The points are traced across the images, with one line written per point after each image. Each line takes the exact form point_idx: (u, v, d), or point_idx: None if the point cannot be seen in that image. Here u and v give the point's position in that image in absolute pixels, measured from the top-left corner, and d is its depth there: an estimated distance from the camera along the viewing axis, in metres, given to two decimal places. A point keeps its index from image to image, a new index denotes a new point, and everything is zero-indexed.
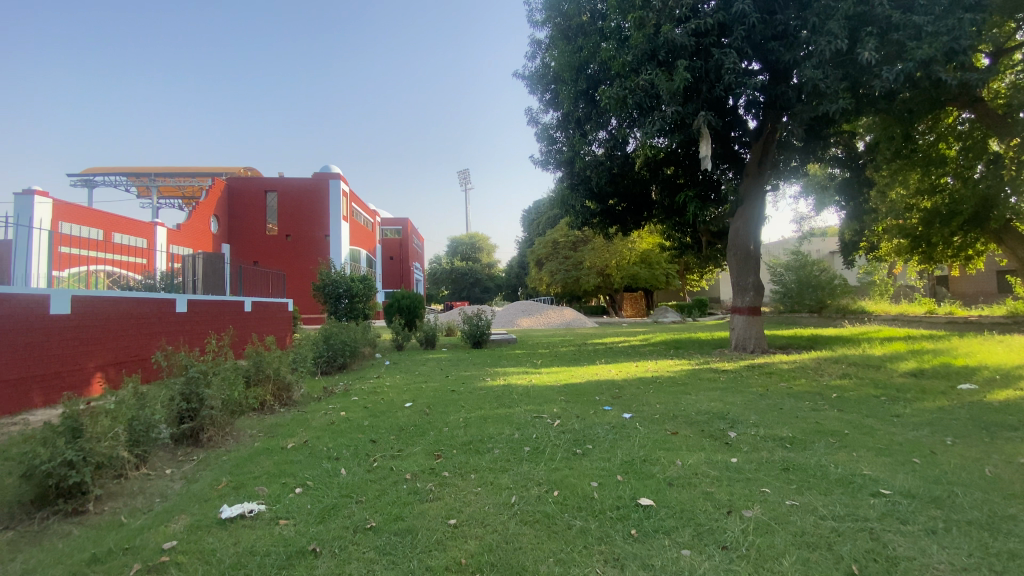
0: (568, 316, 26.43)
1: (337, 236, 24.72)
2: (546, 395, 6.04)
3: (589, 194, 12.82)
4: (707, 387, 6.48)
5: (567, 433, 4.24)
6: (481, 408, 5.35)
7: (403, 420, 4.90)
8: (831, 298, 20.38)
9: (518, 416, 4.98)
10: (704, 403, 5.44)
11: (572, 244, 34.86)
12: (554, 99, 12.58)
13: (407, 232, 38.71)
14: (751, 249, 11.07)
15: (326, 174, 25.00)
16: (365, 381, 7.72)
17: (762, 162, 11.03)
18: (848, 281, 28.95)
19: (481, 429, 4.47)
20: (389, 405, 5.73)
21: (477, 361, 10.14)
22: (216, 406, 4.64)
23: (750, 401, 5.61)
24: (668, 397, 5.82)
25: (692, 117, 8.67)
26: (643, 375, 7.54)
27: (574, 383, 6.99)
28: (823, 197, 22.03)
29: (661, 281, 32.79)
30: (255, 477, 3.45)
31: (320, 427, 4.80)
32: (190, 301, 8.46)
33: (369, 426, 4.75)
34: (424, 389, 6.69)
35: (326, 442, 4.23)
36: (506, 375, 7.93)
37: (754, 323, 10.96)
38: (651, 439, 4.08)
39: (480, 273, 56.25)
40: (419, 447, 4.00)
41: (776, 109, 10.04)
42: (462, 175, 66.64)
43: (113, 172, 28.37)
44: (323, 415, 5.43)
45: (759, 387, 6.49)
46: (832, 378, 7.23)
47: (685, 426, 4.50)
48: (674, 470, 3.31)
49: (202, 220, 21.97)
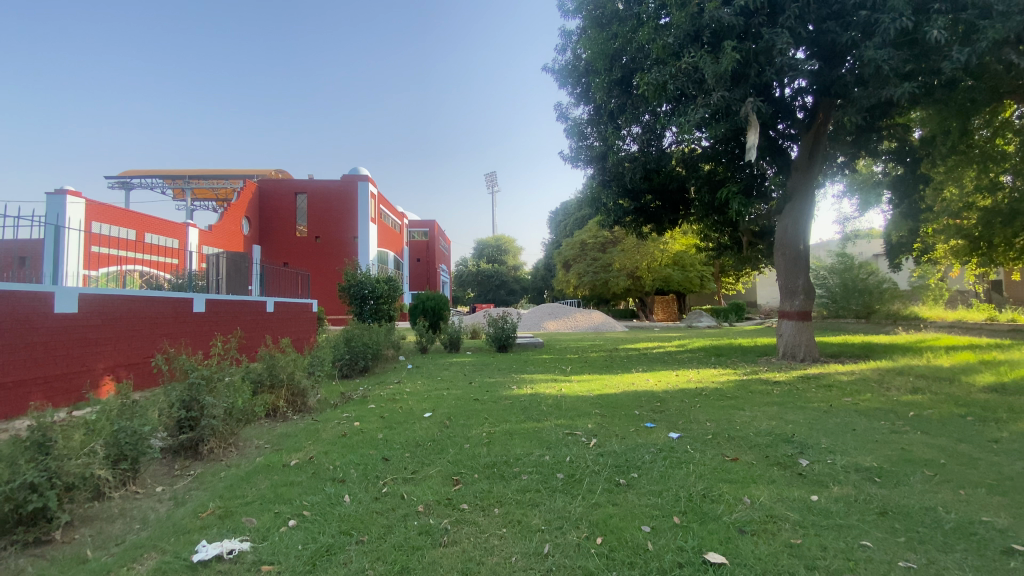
0: (597, 320, 25.66)
1: (365, 237, 24.63)
2: (578, 408, 5.45)
3: (623, 192, 12.19)
4: (761, 402, 5.76)
5: (607, 456, 3.65)
6: (506, 422, 4.81)
7: (420, 434, 4.39)
8: (880, 303, 19.11)
9: (548, 432, 4.42)
10: (762, 422, 4.77)
11: (601, 245, 34.00)
12: (585, 93, 12.01)
13: (434, 234, 38.55)
14: (801, 250, 10.23)
15: (355, 176, 24.97)
16: (385, 386, 7.29)
17: (811, 156, 10.19)
18: (899, 283, 27.02)
19: (507, 448, 3.94)
20: (407, 415, 5.24)
21: (503, 366, 9.61)
22: (218, 414, 4.23)
23: (815, 420, 4.88)
24: (718, 414, 5.15)
25: (740, 104, 7.94)
26: (684, 386, 6.85)
27: (609, 394, 6.36)
28: (870, 195, 20.68)
29: (694, 285, 31.69)
30: (246, 504, 2.99)
31: (330, 440, 4.34)
32: (208, 301, 8.24)
33: (384, 440, 4.26)
34: (446, 396, 6.19)
35: (335, 459, 3.77)
36: (533, 383, 7.35)
37: (805, 329, 10.12)
38: (707, 468, 3.45)
39: (506, 275, 56.07)
40: (435, 469, 3.49)
41: (829, 96, 9.22)
42: (489, 177, 66.41)
43: (150, 175, 29.10)
44: (336, 425, 4.99)
45: (821, 403, 5.72)
46: (901, 392, 6.39)
47: (745, 452, 3.84)
48: (744, 512, 2.71)
49: (234, 221, 22.14)
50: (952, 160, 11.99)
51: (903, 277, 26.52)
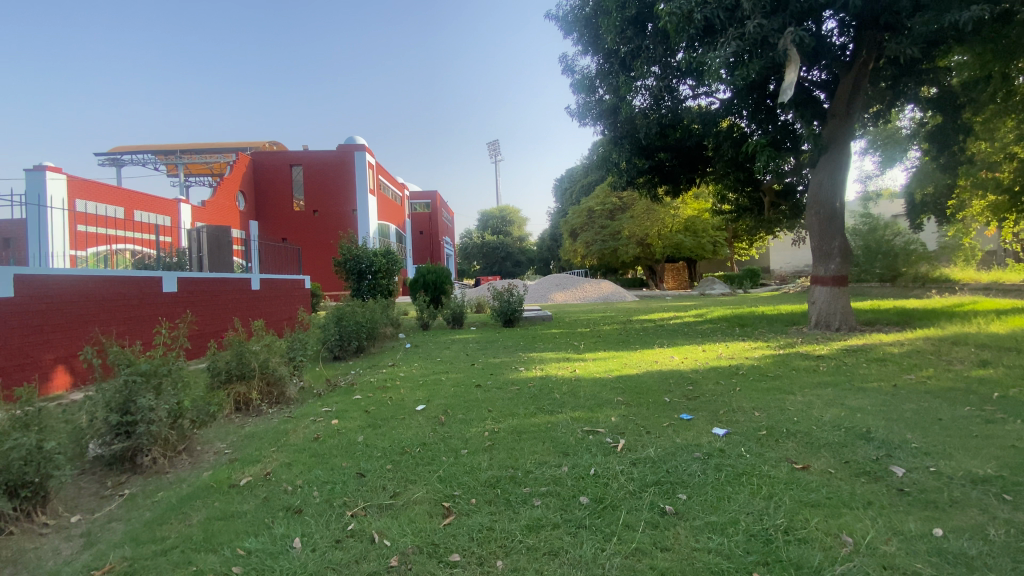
0: (607, 290, 24.77)
1: (364, 210, 23.67)
2: (597, 394, 4.67)
3: (636, 149, 11.18)
4: (811, 383, 4.92)
5: (642, 468, 2.85)
6: (514, 415, 4.03)
7: (411, 434, 3.64)
8: (906, 265, 18.00)
9: (563, 431, 3.62)
10: (825, 411, 3.92)
11: (609, 212, 32.76)
12: (593, 39, 10.83)
13: (436, 205, 37.49)
14: (837, 207, 9.24)
15: (351, 145, 23.87)
16: (378, 369, 6.55)
17: (850, 101, 9.10)
18: (929, 244, 25.43)
19: (514, 455, 3.14)
20: (398, 407, 4.46)
21: (509, 343, 8.82)
22: (161, 417, 3.50)
23: (886, 407, 4.03)
24: (765, 401, 4.32)
25: (778, 35, 6.86)
26: (715, 364, 6.05)
27: (630, 375, 5.55)
28: (895, 151, 19.41)
29: (707, 250, 30.63)
30: (162, 554, 2.22)
31: (298, 446, 3.56)
32: (182, 280, 7.44)
33: (364, 446, 3.47)
34: (444, 383, 5.39)
35: (299, 477, 3.00)
36: (542, 363, 6.54)
37: (841, 295, 9.20)
38: (777, 482, 2.64)
39: (512, 247, 55.30)
40: (422, 490, 2.72)
41: (876, 29, 8.13)
42: (492, 145, 64.78)
43: (140, 150, 28.05)
44: (310, 422, 4.20)
45: (882, 383, 4.88)
46: (970, 365, 5.51)
47: (816, 456, 3.02)
48: (853, 563, 1.92)
49: (228, 196, 21.13)
50: (990, 110, 10.68)
51: (931, 238, 24.98)
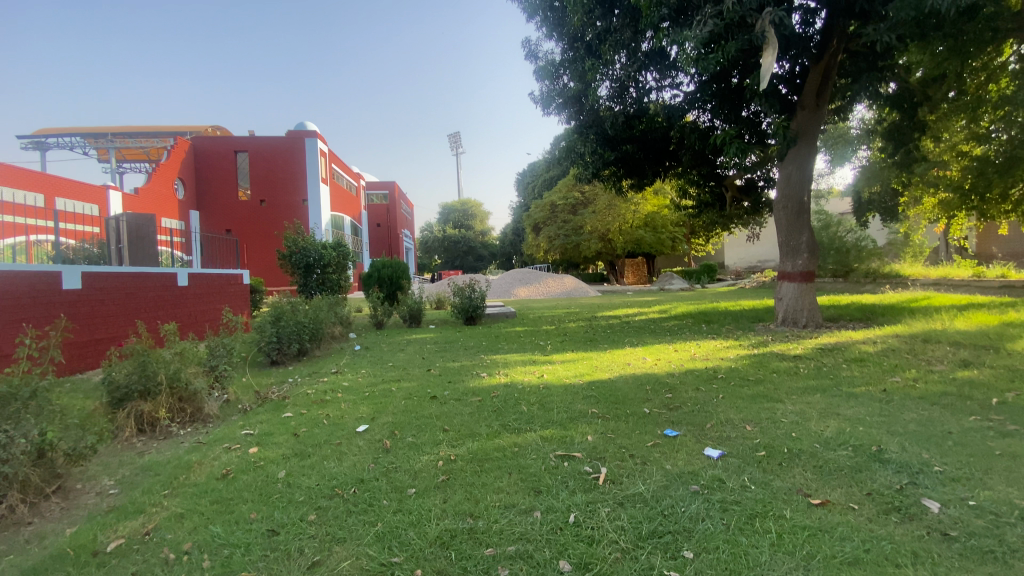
0: (569, 286, 24.44)
1: (316, 200, 22.39)
2: (568, 406, 4.09)
3: (602, 139, 10.73)
4: (798, 389, 4.51)
5: (633, 512, 2.29)
6: (474, 436, 3.40)
7: (347, 466, 2.97)
8: (858, 261, 18.46)
9: (533, 457, 3.02)
10: (823, 425, 3.49)
11: (572, 207, 32.48)
12: (558, 22, 10.27)
13: (394, 197, 36.21)
14: (805, 201, 9.06)
15: (302, 131, 22.49)
16: (320, 377, 5.77)
17: (819, 92, 8.93)
18: (878, 240, 26.33)
19: (474, 496, 2.51)
20: (336, 428, 3.75)
21: (470, 344, 8.16)
22: (21, 453, 2.65)
23: (887, 417, 3.65)
24: (754, 411, 3.86)
25: (755, 15, 6.50)
26: (691, 367, 5.61)
27: (603, 381, 5.00)
28: (846, 150, 19.90)
29: (666, 246, 30.86)
30: None
31: (198, 488, 2.81)
32: (90, 275, 6.36)
33: (284, 485, 2.77)
34: (393, 394, 4.70)
35: (188, 537, 2.28)
36: (506, 367, 5.94)
37: (808, 291, 9.05)
38: (801, 529, 2.14)
39: (473, 240, 54.46)
40: (353, 553, 2.07)
41: (847, 16, 7.95)
42: (452, 138, 63.65)
43: (66, 132, 25.53)
44: (223, 450, 3.41)
45: (870, 388, 4.54)
46: (951, 366, 5.30)
47: (831, 487, 2.57)
48: None
49: (166, 184, 19.42)
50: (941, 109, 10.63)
51: (879, 233, 26.00)
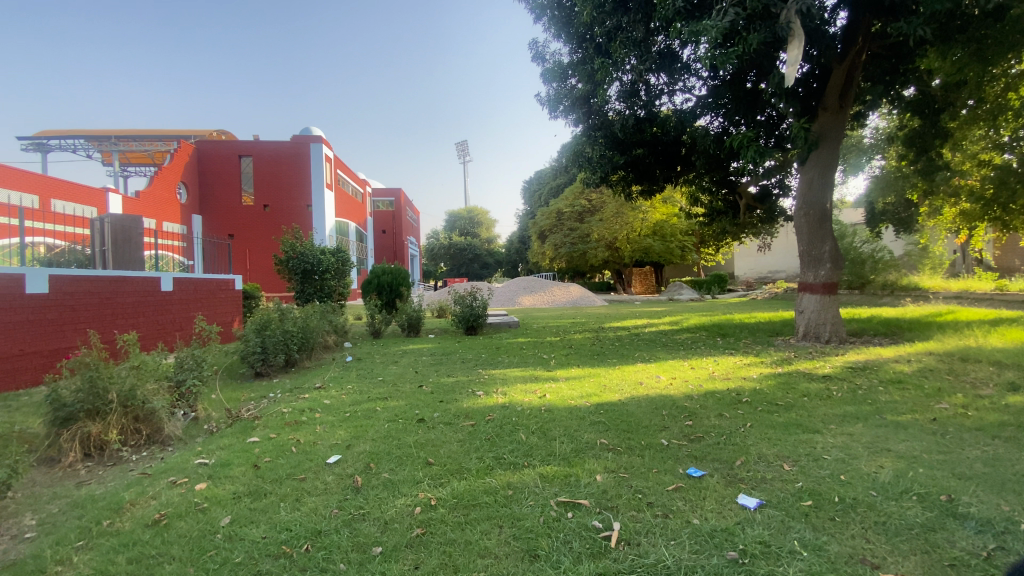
0: (575, 295, 23.93)
1: (320, 206, 22.05)
2: (574, 435, 3.55)
3: (611, 143, 10.22)
4: (835, 417, 3.95)
5: None
6: (461, 473, 2.88)
7: (305, 511, 2.46)
8: (874, 273, 17.86)
9: (529, 503, 2.50)
10: (875, 464, 2.94)
11: (578, 215, 31.89)
12: (565, 22, 9.83)
13: (400, 204, 35.92)
14: (827, 208, 8.52)
15: (306, 136, 22.19)
16: (301, 392, 5.28)
17: (842, 93, 8.41)
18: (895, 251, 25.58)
19: (452, 562, 2.00)
20: (304, 457, 3.24)
21: (468, 356, 7.62)
22: None
23: (949, 456, 3.09)
24: (790, 445, 3.31)
25: (779, 5, 6.02)
26: (710, 388, 5.03)
27: (613, 404, 4.45)
28: (861, 158, 19.28)
29: (675, 255, 30.27)
30: None
31: (120, 539, 2.31)
32: (58, 279, 5.93)
33: (224, 537, 2.26)
34: (376, 415, 4.20)
35: None
36: (505, 384, 5.41)
37: (832, 304, 8.48)
38: None
39: (479, 248, 53.95)
40: None
41: (873, 13, 7.47)
42: (459, 145, 63.55)
43: (70, 135, 25.30)
44: (169, 485, 2.92)
45: (921, 417, 3.96)
46: (1001, 391, 4.71)
47: (903, 555, 2.03)
48: None
49: (167, 188, 19.12)
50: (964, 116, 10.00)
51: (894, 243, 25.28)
